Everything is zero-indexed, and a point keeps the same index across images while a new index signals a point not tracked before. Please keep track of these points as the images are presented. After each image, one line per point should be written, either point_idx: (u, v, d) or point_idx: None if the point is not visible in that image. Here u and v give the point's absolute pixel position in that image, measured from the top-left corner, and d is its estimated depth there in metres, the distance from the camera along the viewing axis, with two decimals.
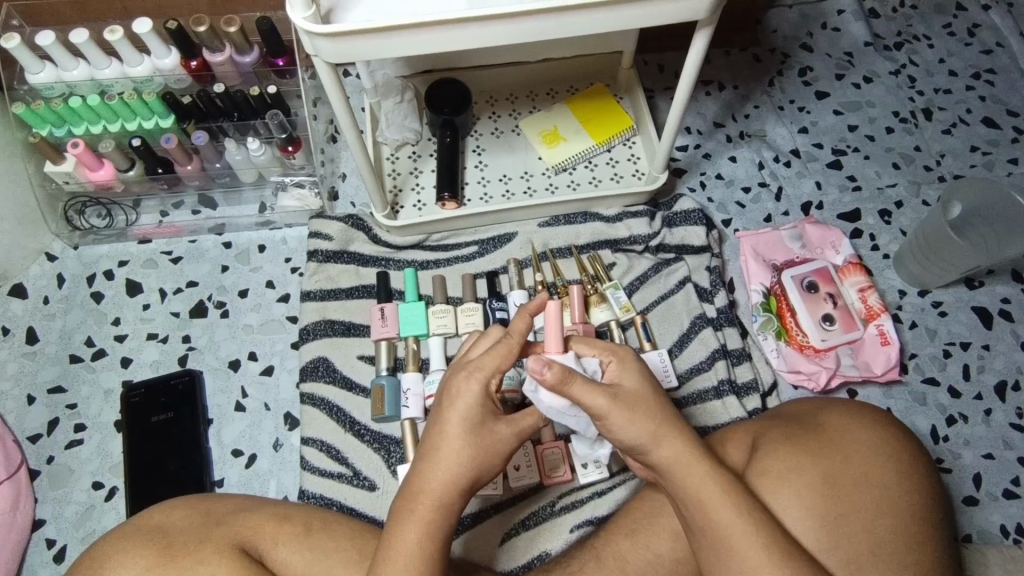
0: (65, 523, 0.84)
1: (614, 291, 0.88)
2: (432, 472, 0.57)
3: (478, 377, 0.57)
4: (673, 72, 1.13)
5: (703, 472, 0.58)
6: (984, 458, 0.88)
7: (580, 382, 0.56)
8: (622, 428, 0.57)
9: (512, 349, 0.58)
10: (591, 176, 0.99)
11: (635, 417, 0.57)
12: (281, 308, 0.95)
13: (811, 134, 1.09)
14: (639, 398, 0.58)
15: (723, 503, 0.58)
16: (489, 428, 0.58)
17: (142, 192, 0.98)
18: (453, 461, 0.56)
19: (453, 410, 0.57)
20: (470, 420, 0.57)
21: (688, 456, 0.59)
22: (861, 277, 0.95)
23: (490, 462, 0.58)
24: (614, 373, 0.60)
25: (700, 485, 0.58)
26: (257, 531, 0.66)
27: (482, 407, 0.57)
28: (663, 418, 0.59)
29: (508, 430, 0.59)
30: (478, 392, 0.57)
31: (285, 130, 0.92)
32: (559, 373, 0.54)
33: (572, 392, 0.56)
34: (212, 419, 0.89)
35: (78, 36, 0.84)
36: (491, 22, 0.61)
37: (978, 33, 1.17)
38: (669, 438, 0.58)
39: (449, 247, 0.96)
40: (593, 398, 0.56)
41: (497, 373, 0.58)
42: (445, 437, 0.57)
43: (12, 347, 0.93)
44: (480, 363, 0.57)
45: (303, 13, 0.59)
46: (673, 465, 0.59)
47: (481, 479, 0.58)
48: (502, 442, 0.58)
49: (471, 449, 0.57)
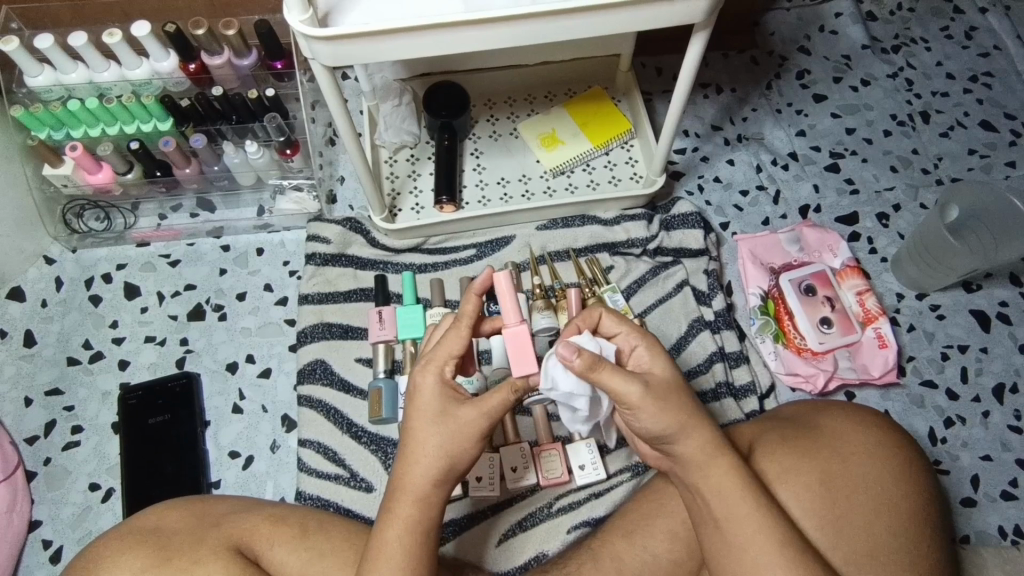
0: (61, 524, 0.84)
1: (612, 295, 0.88)
2: (405, 467, 0.57)
3: (433, 369, 0.58)
4: (671, 75, 1.13)
5: (723, 467, 0.58)
6: (982, 460, 0.88)
7: (610, 368, 0.56)
8: (651, 417, 0.57)
9: (461, 334, 0.58)
10: (589, 180, 0.99)
11: (666, 408, 0.57)
12: (279, 311, 0.95)
13: (809, 137, 1.09)
14: (669, 387, 0.58)
15: (743, 496, 0.58)
16: (453, 414, 0.57)
17: (141, 195, 0.98)
18: (421, 453, 0.56)
19: (416, 404, 0.58)
20: (432, 410, 0.57)
21: (711, 448, 0.59)
22: (858, 281, 0.95)
23: (459, 450, 0.56)
24: (643, 361, 0.60)
25: (722, 477, 0.58)
26: (253, 533, 0.66)
27: (443, 398, 0.57)
28: (692, 410, 0.59)
29: (474, 412, 0.56)
30: (436, 385, 0.58)
31: (283, 133, 0.91)
32: (588, 360, 0.55)
33: (602, 379, 0.56)
34: (209, 421, 0.89)
35: (78, 39, 0.84)
36: (489, 25, 0.61)
37: (976, 36, 1.17)
38: (697, 429, 0.58)
39: (447, 251, 0.96)
40: (624, 385, 0.56)
41: (449, 361, 0.58)
42: (411, 430, 0.57)
43: (10, 350, 0.93)
44: (432, 355, 0.58)
45: (300, 16, 0.59)
46: (698, 457, 0.59)
47: (458, 466, 0.57)
48: (466, 427, 0.56)
49: (437, 438, 0.56)
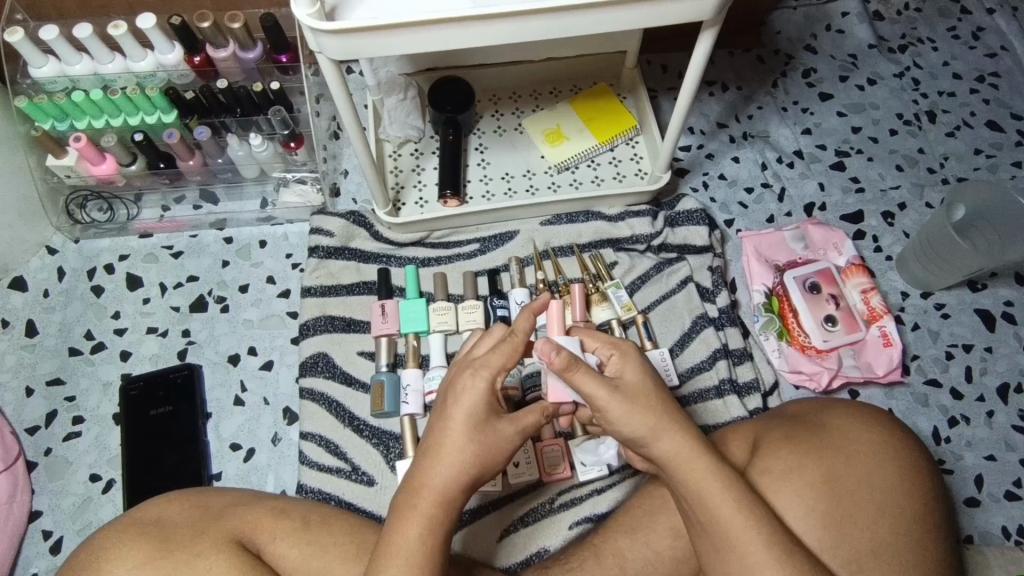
0: (61, 515, 0.84)
1: (614, 290, 0.88)
2: (436, 466, 0.56)
3: (484, 374, 0.57)
4: (677, 73, 1.13)
5: (700, 469, 0.58)
6: (986, 460, 0.87)
7: (584, 370, 0.56)
8: (622, 420, 0.57)
9: (517, 348, 0.58)
10: (594, 175, 0.99)
11: (635, 411, 0.57)
12: (281, 303, 0.95)
13: (815, 135, 1.08)
14: (639, 393, 0.58)
15: (725, 497, 0.57)
16: (493, 425, 0.57)
17: (144, 186, 0.98)
18: (456, 456, 0.56)
19: (458, 406, 0.57)
20: (476, 416, 0.57)
21: (689, 450, 0.58)
22: (863, 279, 0.94)
23: (492, 460, 0.57)
24: (616, 367, 0.60)
25: (700, 477, 0.58)
26: (254, 526, 0.65)
27: (486, 405, 0.57)
28: (667, 411, 0.58)
29: (510, 428, 0.58)
30: (483, 389, 0.57)
31: (287, 127, 0.92)
32: (566, 359, 0.55)
33: (576, 381, 0.56)
34: (210, 413, 0.89)
35: (83, 30, 0.83)
36: (495, 21, 0.61)
37: (983, 37, 1.17)
38: (669, 432, 0.58)
39: (451, 245, 0.96)
40: (596, 389, 0.57)
41: (502, 371, 0.58)
42: (449, 432, 0.56)
43: (12, 340, 0.93)
44: (486, 361, 0.58)
45: (307, 9, 0.59)
46: (676, 459, 0.58)
47: (484, 474, 0.58)
48: (505, 441, 0.58)
49: (475, 445, 0.56)
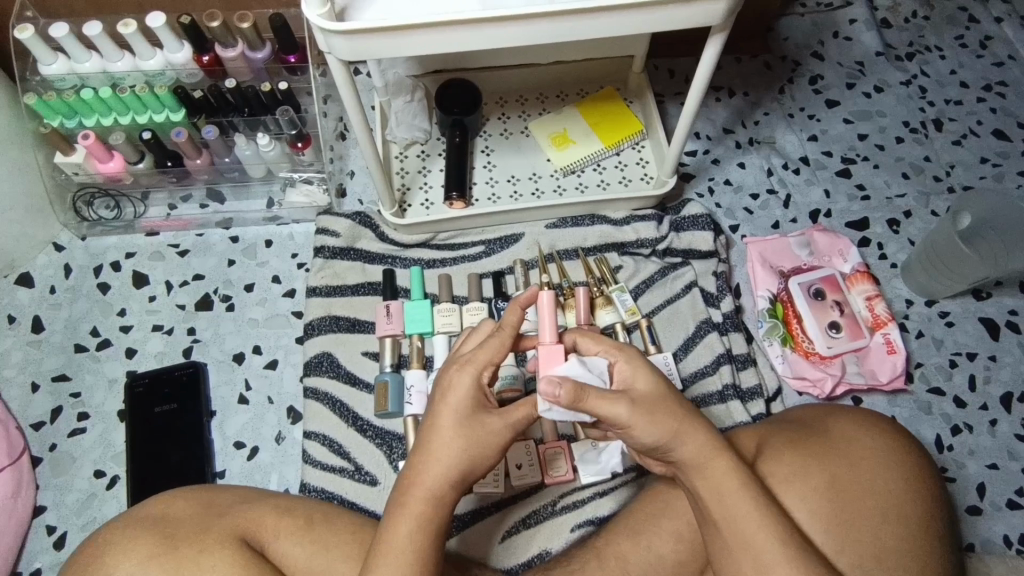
0: (65, 510, 0.84)
1: (620, 294, 0.89)
2: (423, 464, 0.56)
3: (470, 370, 0.57)
4: (684, 78, 1.13)
5: (723, 467, 0.58)
6: (989, 469, 0.87)
7: (595, 396, 0.55)
8: (646, 431, 0.57)
9: (504, 344, 0.58)
10: (600, 179, 0.99)
11: (657, 416, 0.57)
12: (287, 302, 0.96)
13: (821, 142, 1.08)
14: (658, 396, 0.58)
15: (742, 496, 0.58)
16: (480, 420, 0.57)
17: (151, 184, 0.98)
18: (443, 453, 0.56)
19: (445, 402, 0.57)
20: (463, 411, 0.57)
21: (710, 450, 0.59)
22: (868, 286, 0.94)
23: (482, 456, 0.57)
24: (626, 376, 0.59)
25: (723, 477, 0.58)
26: (258, 523, 0.66)
27: (473, 400, 0.57)
28: (682, 413, 0.59)
29: (500, 422, 0.58)
30: (470, 385, 0.57)
31: (295, 127, 0.92)
32: (573, 393, 0.53)
33: (589, 406, 0.55)
34: (215, 411, 0.89)
35: (93, 28, 0.84)
36: (506, 23, 0.61)
37: (990, 45, 1.17)
38: (692, 432, 0.58)
39: (456, 247, 0.96)
40: (611, 407, 0.56)
41: (488, 367, 0.58)
42: (437, 428, 0.57)
43: (18, 336, 0.93)
44: (472, 356, 0.58)
45: (318, 10, 0.60)
46: (696, 459, 0.59)
47: (475, 471, 0.58)
48: (494, 435, 0.57)
49: (461, 441, 0.56)
